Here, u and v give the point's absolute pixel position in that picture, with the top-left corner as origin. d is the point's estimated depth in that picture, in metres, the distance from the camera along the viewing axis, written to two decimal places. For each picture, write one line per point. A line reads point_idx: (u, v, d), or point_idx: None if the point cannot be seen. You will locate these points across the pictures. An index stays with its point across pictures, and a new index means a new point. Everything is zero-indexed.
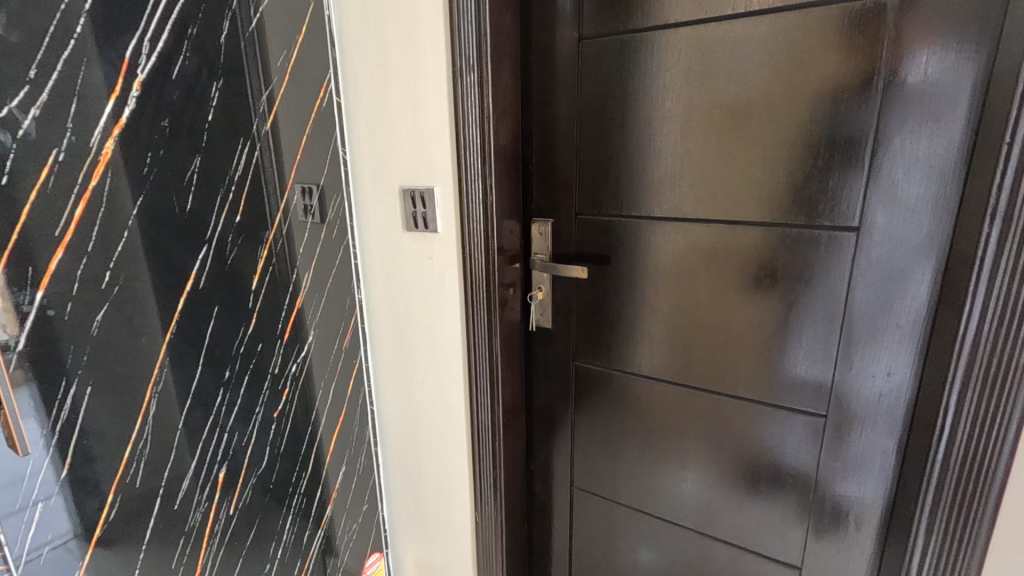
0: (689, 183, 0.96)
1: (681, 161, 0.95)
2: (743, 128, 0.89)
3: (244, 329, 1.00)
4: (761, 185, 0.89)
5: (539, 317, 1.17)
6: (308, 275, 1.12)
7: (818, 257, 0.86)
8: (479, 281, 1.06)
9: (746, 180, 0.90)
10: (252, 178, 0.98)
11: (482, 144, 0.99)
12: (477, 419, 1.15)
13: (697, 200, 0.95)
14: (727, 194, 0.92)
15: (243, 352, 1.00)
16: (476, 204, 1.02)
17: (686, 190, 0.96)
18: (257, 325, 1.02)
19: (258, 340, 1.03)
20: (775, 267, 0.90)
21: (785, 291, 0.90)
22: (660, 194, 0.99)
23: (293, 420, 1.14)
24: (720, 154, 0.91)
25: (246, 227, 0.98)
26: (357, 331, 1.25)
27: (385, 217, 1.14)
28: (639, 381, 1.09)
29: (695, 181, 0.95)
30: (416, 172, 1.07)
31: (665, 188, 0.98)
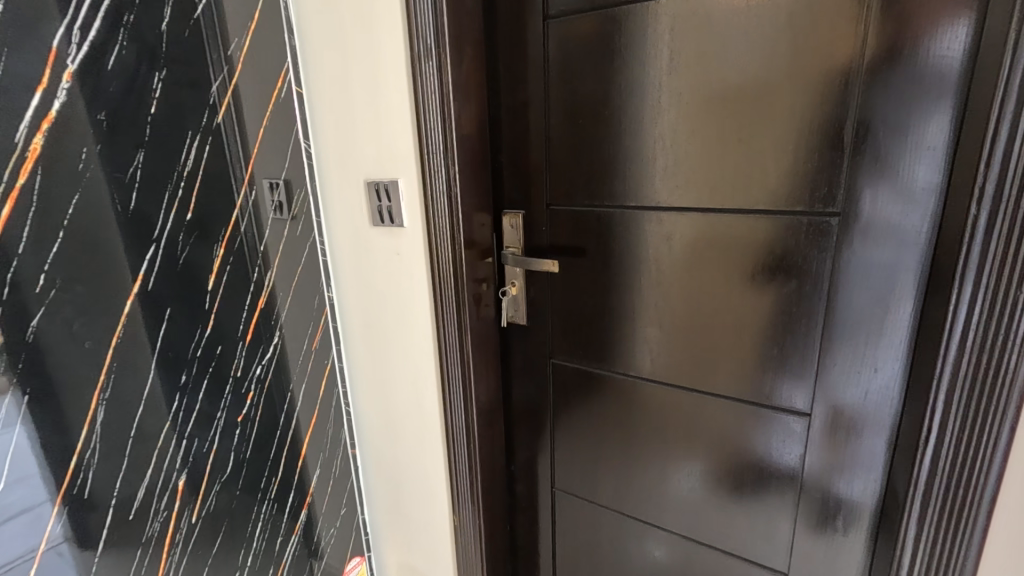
0: (664, 170, 0.90)
1: (655, 147, 0.90)
2: (718, 110, 0.83)
3: (201, 331, 0.96)
4: (738, 170, 0.84)
5: (513, 313, 1.12)
6: (270, 274, 1.08)
7: (798, 246, 0.81)
8: (447, 276, 1.02)
9: (721, 166, 0.85)
10: (204, 173, 0.94)
11: (445, 135, 0.94)
12: (451, 421, 1.12)
13: (673, 187, 0.90)
14: (704, 181, 0.87)
15: (201, 355, 0.96)
16: (442, 197, 0.97)
17: (661, 178, 0.91)
18: (216, 326, 0.98)
19: (217, 342, 0.99)
20: (754, 257, 0.85)
21: (765, 282, 0.85)
22: (633, 183, 0.94)
23: (261, 424, 1.11)
24: (695, 138, 0.86)
25: (199, 224, 0.94)
26: (329, 332, 1.21)
27: (352, 212, 1.10)
28: (617, 378, 1.05)
29: (670, 167, 0.90)
30: (381, 165, 1.03)
31: (640, 175, 0.93)
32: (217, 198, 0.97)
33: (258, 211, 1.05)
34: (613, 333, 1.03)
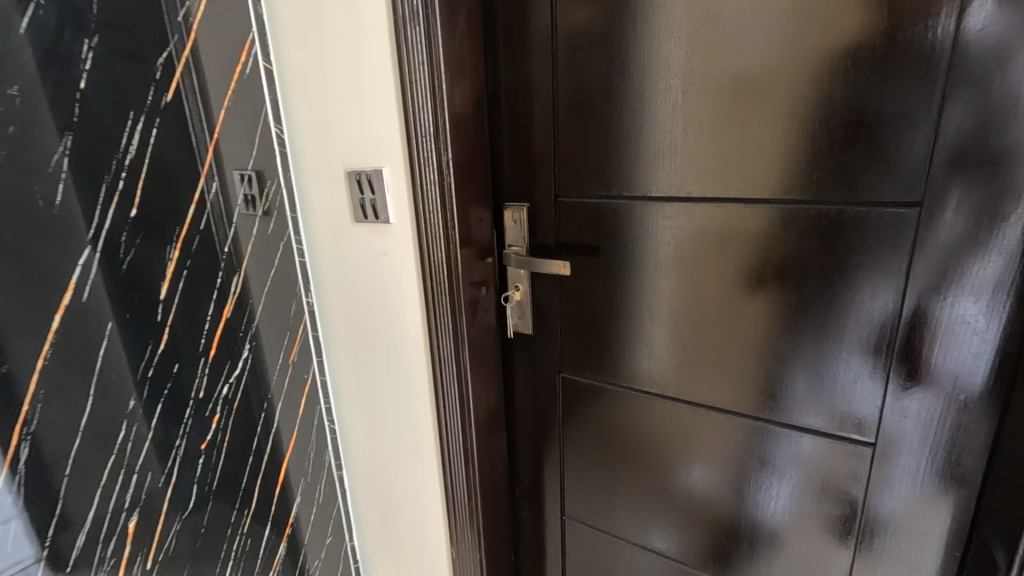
0: (688, 154, 0.77)
1: (676, 125, 0.76)
2: (758, 79, 0.69)
3: (152, 347, 0.82)
4: (784, 151, 0.69)
5: (516, 320, 0.99)
6: (238, 278, 0.95)
7: (867, 245, 0.67)
8: (441, 280, 0.89)
9: (754, 147, 0.71)
10: (153, 161, 0.80)
11: (435, 115, 0.81)
12: (447, 443, 0.99)
13: (692, 173, 0.77)
14: (729, 166, 0.74)
15: (153, 376, 0.83)
16: (433, 188, 0.84)
17: (682, 163, 0.77)
18: (171, 340, 0.85)
19: (173, 359, 0.86)
20: (807, 258, 0.71)
21: (820, 288, 0.71)
22: (654, 169, 0.80)
23: (230, 450, 0.98)
24: (722, 115, 0.72)
25: (147, 222, 0.80)
26: (308, 342, 1.08)
27: (332, 206, 0.97)
28: (636, 396, 0.92)
29: (691, 150, 0.76)
30: (363, 151, 0.89)
31: (657, 159, 0.79)
32: (170, 191, 0.83)
33: (228, 205, 0.93)
34: (630, 343, 0.90)
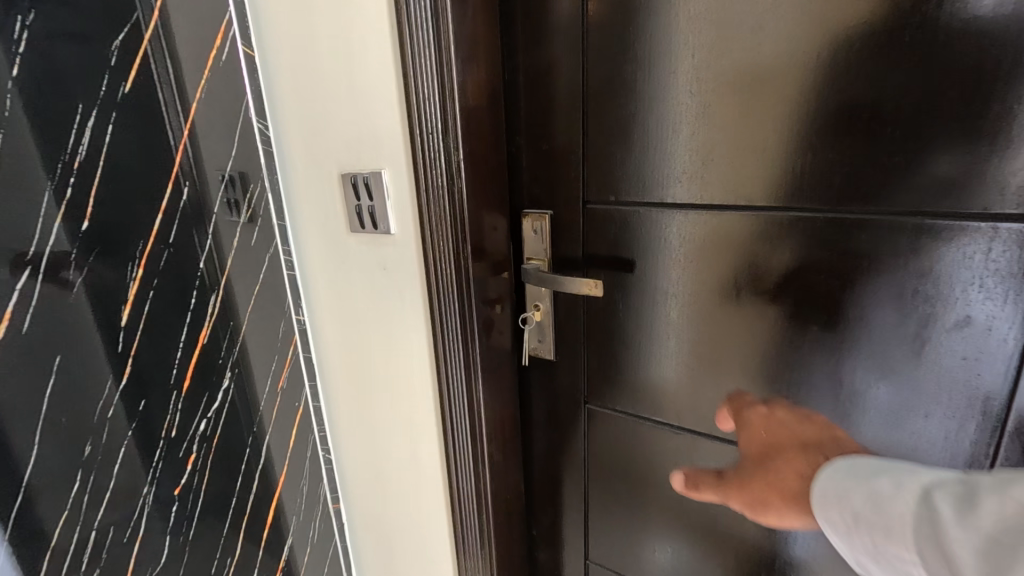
0: (725, 154, 0.65)
1: (699, 122, 0.65)
2: (832, 62, 0.56)
3: (113, 383, 0.74)
4: (861, 152, 0.57)
5: (536, 344, 0.86)
6: (214, 298, 0.86)
7: (982, 267, 0.53)
8: (450, 299, 0.77)
9: (789, 147, 0.61)
10: (109, 168, 0.71)
11: (443, 107, 0.68)
12: (457, 485, 0.86)
13: (711, 177, 0.66)
14: (750, 170, 0.63)
15: (113, 418, 0.74)
16: (441, 194, 0.72)
17: (707, 166, 0.66)
18: (135, 373, 0.76)
19: (139, 396, 0.77)
20: (904, 283, 0.57)
21: (920, 319, 0.57)
22: (688, 173, 0.68)
23: (209, 491, 0.89)
24: (751, 110, 0.62)
25: (101, 242, 0.71)
26: (300, 363, 0.97)
27: (326, 214, 0.85)
28: (673, 433, 0.79)
29: (714, 150, 0.65)
30: (360, 151, 0.77)
31: (674, 162, 0.68)
32: (132, 201, 0.74)
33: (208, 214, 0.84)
34: (663, 374, 0.78)
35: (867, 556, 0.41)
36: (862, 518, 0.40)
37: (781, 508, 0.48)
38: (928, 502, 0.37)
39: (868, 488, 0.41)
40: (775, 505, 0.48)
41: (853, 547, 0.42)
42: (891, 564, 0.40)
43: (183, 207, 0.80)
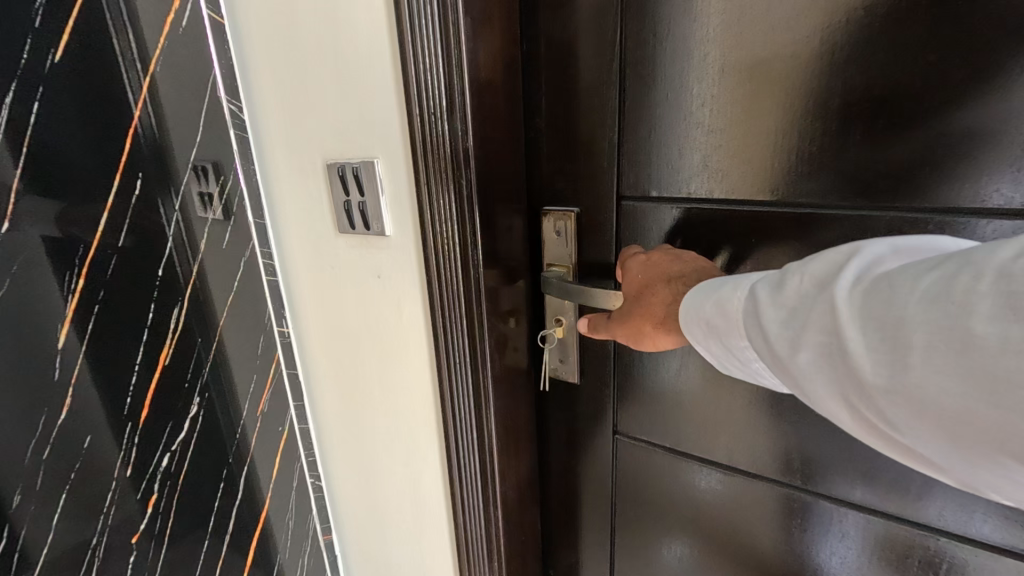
0: (791, 141, 0.53)
1: (750, 104, 0.54)
2: (940, 25, 0.45)
3: (49, 418, 0.63)
4: (978, 138, 0.46)
5: (557, 364, 0.74)
6: (178, 311, 0.75)
7: None
8: (457, 314, 0.64)
9: (880, 128, 0.49)
10: (37, 161, 0.60)
11: (449, 82, 0.56)
12: (464, 528, 0.75)
13: (763, 169, 0.55)
14: (824, 156, 0.52)
15: (50, 461, 0.64)
16: (447, 189, 0.59)
17: (764, 156, 0.55)
18: (77, 405, 0.65)
19: (86, 432, 0.66)
20: None
21: None
22: (742, 164, 0.56)
23: (175, 534, 0.78)
24: (823, 82, 0.50)
25: (30, 254, 0.60)
26: (282, 382, 0.87)
27: (312, 211, 0.72)
28: (709, 471, 0.69)
29: (770, 137, 0.54)
30: (349, 137, 0.65)
31: (730, 148, 0.56)
32: (66, 200, 0.62)
33: (185, 210, 0.74)
34: (699, 403, 0.67)
35: (720, 359, 0.49)
36: (715, 328, 0.47)
37: (654, 333, 0.55)
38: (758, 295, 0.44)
39: (719, 301, 0.47)
40: (649, 331, 0.56)
41: (708, 353, 0.50)
42: (735, 355, 0.48)
43: (136, 207, 0.69)
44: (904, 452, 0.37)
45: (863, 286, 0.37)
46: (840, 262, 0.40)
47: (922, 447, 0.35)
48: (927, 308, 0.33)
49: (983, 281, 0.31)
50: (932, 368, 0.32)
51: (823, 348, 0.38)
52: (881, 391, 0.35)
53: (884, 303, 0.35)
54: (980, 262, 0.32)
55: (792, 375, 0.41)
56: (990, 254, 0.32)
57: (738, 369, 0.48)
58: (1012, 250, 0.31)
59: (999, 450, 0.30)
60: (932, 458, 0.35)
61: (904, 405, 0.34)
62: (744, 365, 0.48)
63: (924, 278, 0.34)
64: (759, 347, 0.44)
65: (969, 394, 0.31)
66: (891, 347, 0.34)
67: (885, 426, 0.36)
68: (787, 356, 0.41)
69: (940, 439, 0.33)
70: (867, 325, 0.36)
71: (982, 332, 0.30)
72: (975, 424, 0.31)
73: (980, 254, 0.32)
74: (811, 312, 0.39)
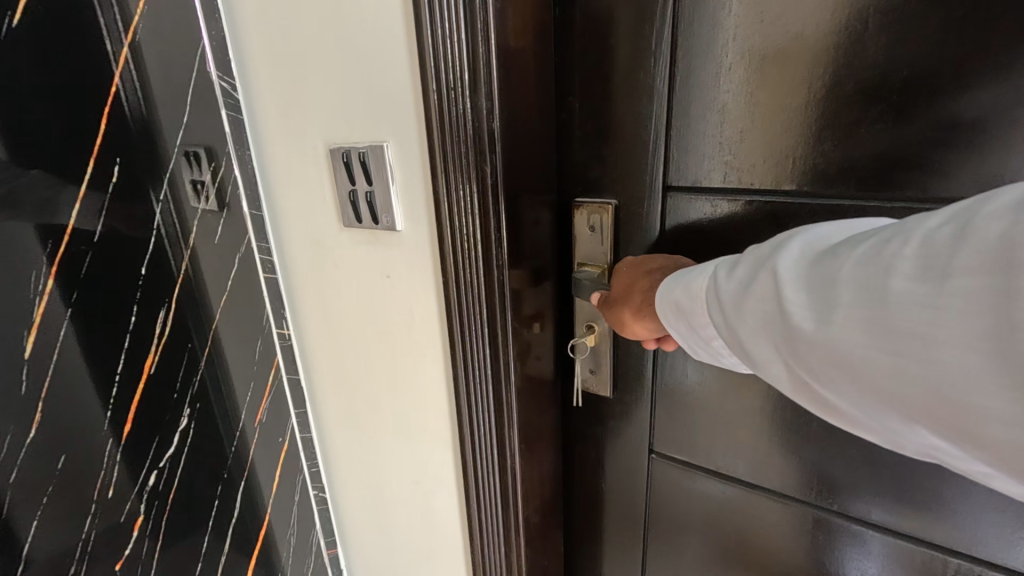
0: (883, 122, 0.44)
1: (831, 75, 0.45)
2: None
3: (15, 436, 0.56)
4: None
5: (587, 375, 0.66)
6: (165, 314, 0.68)
7: None
8: (474, 320, 0.57)
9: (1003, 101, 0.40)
10: (3, 148, 0.53)
11: (470, 51, 0.48)
12: (482, 554, 0.68)
13: (842, 152, 0.46)
14: (923, 136, 0.43)
15: (18, 484, 0.57)
16: (467, 177, 0.51)
17: (847, 139, 0.46)
18: (47, 422, 0.58)
19: (60, 450, 0.60)
20: None
21: None
22: (817, 149, 0.47)
23: (164, 558, 0.72)
24: (929, 44, 0.41)
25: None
26: (282, 387, 0.80)
27: (311, 200, 0.65)
28: (759, 501, 0.61)
29: (854, 117, 0.45)
30: (355, 118, 0.56)
31: (801, 128, 0.47)
32: (30, 192, 0.55)
33: (178, 201, 0.67)
34: (750, 425, 0.59)
35: (679, 337, 0.47)
36: (674, 305, 0.45)
37: (633, 323, 0.52)
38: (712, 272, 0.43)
39: (678, 278, 0.45)
40: (629, 320, 0.52)
41: (673, 334, 0.48)
42: (693, 333, 0.46)
43: (115, 198, 0.62)
44: (843, 418, 0.36)
45: (806, 257, 0.36)
46: (787, 239, 0.39)
47: (855, 408, 0.33)
48: (857, 272, 0.32)
49: (909, 245, 0.30)
50: (855, 329, 0.31)
51: (762, 316, 0.37)
52: (813, 355, 0.34)
53: (822, 270, 0.34)
54: (911, 228, 0.30)
55: (739, 345, 0.40)
56: (922, 220, 0.31)
57: (696, 348, 0.47)
58: (941, 217, 0.30)
59: (916, 406, 0.29)
60: (867, 420, 0.34)
61: (834, 366, 0.33)
62: (700, 345, 0.46)
63: (858, 245, 0.33)
64: (712, 321, 0.42)
65: (887, 352, 0.30)
66: (821, 309, 0.33)
67: (822, 390, 0.35)
68: (733, 326, 0.39)
69: (868, 398, 0.32)
70: (804, 292, 0.34)
71: (900, 291, 0.29)
72: (893, 380, 0.30)
73: (912, 222, 0.31)
74: (755, 283, 0.38)
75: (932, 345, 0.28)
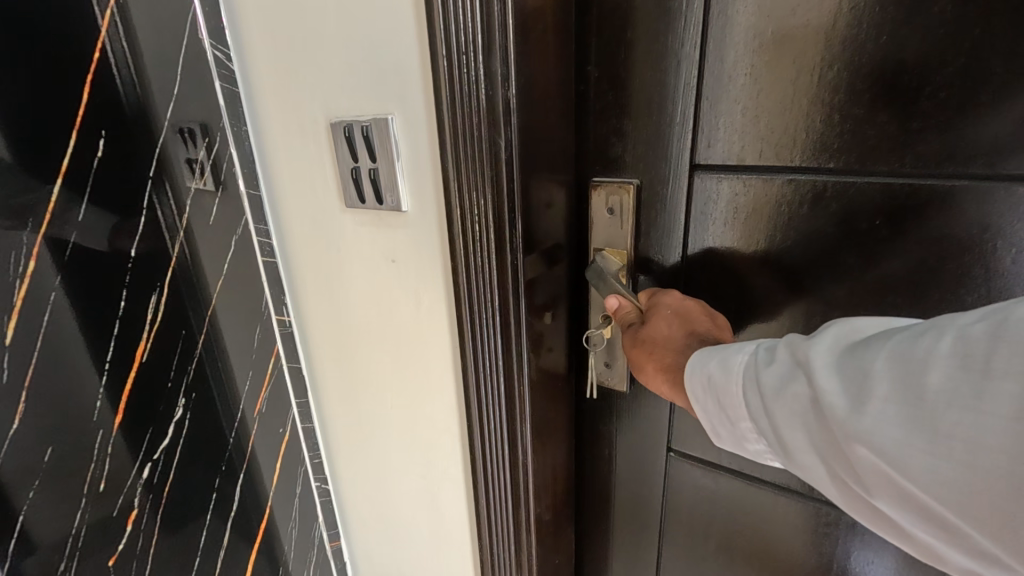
0: (948, 90, 0.39)
1: (886, 40, 0.40)
2: None
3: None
4: None
5: (602, 367, 0.63)
6: (158, 299, 0.64)
7: None
8: (484, 308, 0.53)
9: None
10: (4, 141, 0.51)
11: (484, 10, 0.43)
12: (491, 553, 0.65)
13: (895, 124, 0.42)
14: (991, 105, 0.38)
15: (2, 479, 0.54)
16: (480, 152, 0.47)
17: (903, 111, 0.41)
18: (33, 412, 0.55)
19: (47, 442, 0.57)
20: None
21: None
22: (869, 123, 0.43)
23: (161, 553, 0.69)
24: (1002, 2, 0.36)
25: None
26: (282, 376, 0.77)
27: (312, 183, 0.61)
28: (782, 504, 0.57)
29: (914, 85, 0.40)
30: (357, 88, 0.52)
31: (848, 98, 0.43)
32: (3, 167, 0.51)
33: (173, 178, 0.64)
34: None
35: (702, 418, 0.42)
36: (704, 381, 0.41)
37: (653, 380, 0.49)
38: (749, 351, 0.40)
39: (713, 352, 0.42)
40: (650, 370, 0.48)
41: (697, 414, 0.42)
42: (721, 420, 0.41)
43: (100, 173, 0.58)
44: (891, 528, 0.31)
45: (843, 346, 0.34)
46: (822, 327, 0.36)
47: (907, 519, 0.30)
48: (894, 368, 0.29)
49: (943, 340, 0.28)
50: (894, 424, 0.29)
51: (798, 405, 0.34)
52: (852, 451, 0.31)
53: (858, 362, 0.32)
54: (945, 323, 0.29)
55: (773, 433, 0.36)
56: (956, 316, 0.29)
57: (720, 432, 0.42)
58: (975, 313, 0.28)
59: (977, 516, 0.26)
60: (920, 534, 0.30)
61: (876, 467, 0.30)
62: (726, 431, 0.41)
63: (893, 337, 0.31)
64: (744, 406, 0.39)
65: (934, 455, 0.27)
66: (858, 400, 0.30)
67: (868, 494, 0.31)
68: (769, 414, 0.36)
69: (921, 508, 0.28)
70: (841, 383, 0.32)
71: (941, 389, 0.27)
72: (943, 483, 0.27)
73: (945, 317, 0.29)
74: (794, 373, 0.35)
75: (980, 449, 0.25)
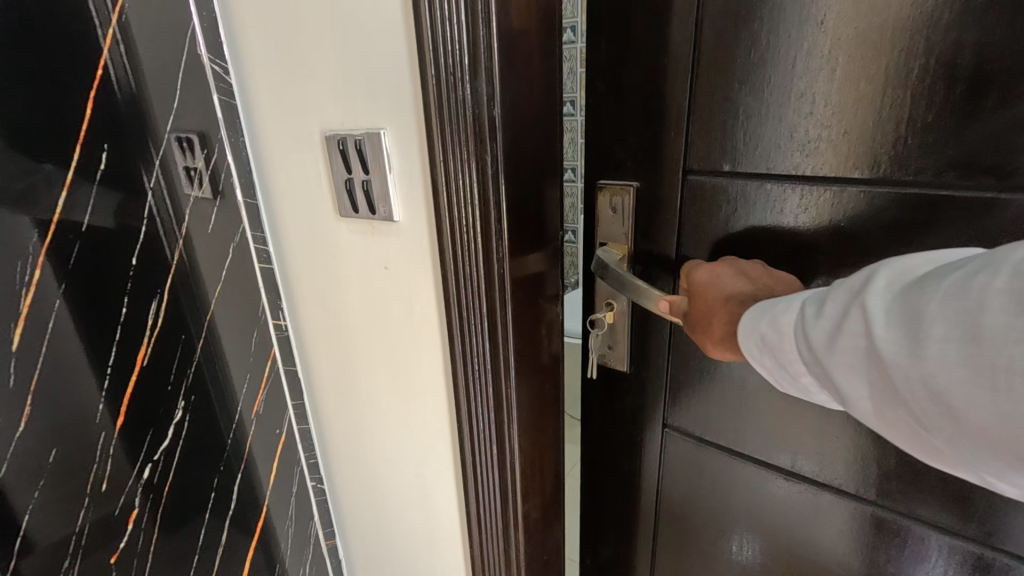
0: (900, 108, 0.43)
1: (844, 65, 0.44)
2: None
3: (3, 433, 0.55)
4: None
5: (603, 352, 0.67)
6: (158, 305, 0.66)
7: None
8: (474, 312, 0.55)
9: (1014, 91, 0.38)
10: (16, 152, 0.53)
11: (472, 35, 0.46)
12: (481, 549, 0.67)
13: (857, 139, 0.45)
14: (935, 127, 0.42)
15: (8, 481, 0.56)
16: (467, 166, 0.49)
17: (864, 126, 0.45)
18: (38, 416, 0.57)
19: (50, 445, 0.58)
20: None
21: None
22: (834, 137, 0.46)
23: (161, 552, 0.71)
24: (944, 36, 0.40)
25: None
26: (279, 379, 0.79)
27: (309, 191, 0.63)
28: (756, 478, 0.61)
29: (875, 103, 0.44)
30: (351, 104, 0.54)
31: (814, 113, 0.46)
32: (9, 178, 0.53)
33: (172, 187, 0.65)
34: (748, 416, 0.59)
35: (762, 371, 0.45)
36: (760, 339, 0.43)
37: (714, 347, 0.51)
38: (800, 306, 0.41)
39: (764, 311, 0.43)
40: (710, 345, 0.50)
41: (756, 368, 0.45)
42: (781, 372, 0.43)
43: (101, 185, 0.59)
44: (951, 462, 0.33)
45: (894, 291, 0.35)
46: (869, 271, 0.37)
47: (970, 453, 0.31)
48: (948, 309, 0.31)
49: (997, 279, 0.29)
50: (953, 363, 0.30)
51: (855, 352, 0.36)
52: (913, 392, 0.32)
53: (912, 305, 0.33)
54: (1000, 259, 0.30)
55: (830, 381, 0.38)
56: (1010, 251, 0.30)
57: (784, 382, 0.44)
58: None
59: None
60: (985, 466, 0.31)
61: (937, 406, 0.31)
62: (792, 382, 0.43)
63: (945, 277, 0.32)
64: (801, 357, 0.41)
65: (993, 389, 0.29)
66: (915, 343, 0.32)
67: (931, 433, 0.33)
68: (826, 363, 0.38)
69: (983, 442, 0.30)
70: (896, 328, 0.33)
71: (994, 324, 0.29)
72: (1006, 417, 0.28)
73: (998, 252, 0.30)
74: (846, 322, 0.36)
75: None
